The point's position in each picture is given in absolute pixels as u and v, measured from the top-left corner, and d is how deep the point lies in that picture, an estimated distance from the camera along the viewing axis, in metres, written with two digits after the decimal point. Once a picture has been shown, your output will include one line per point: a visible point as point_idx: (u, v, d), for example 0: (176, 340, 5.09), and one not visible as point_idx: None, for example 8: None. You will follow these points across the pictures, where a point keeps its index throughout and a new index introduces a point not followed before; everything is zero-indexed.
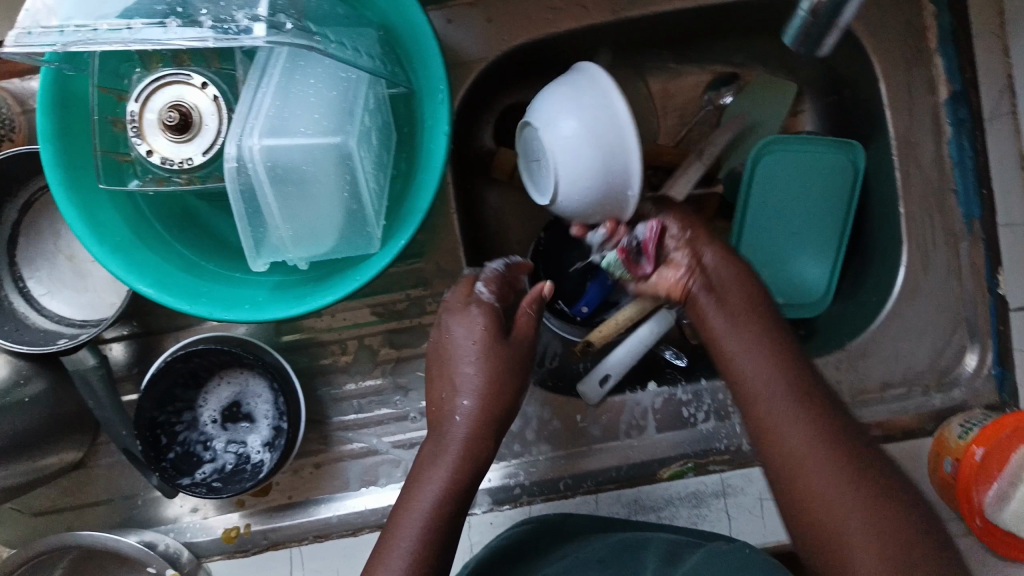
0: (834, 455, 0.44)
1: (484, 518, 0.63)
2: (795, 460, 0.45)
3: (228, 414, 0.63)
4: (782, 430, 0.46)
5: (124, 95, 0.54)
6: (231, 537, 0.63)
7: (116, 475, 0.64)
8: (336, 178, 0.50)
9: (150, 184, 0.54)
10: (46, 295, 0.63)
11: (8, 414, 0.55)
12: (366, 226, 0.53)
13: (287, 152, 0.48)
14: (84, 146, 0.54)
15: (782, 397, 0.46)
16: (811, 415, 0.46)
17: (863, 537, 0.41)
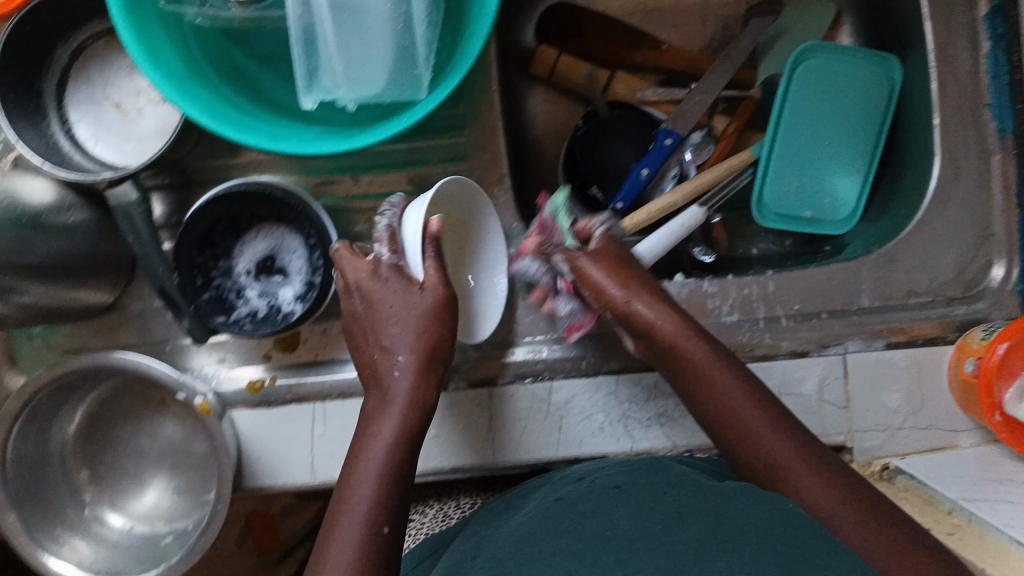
0: (798, 445, 0.51)
1: (505, 390, 0.64)
2: (764, 450, 0.51)
3: (263, 267, 0.63)
4: (746, 424, 0.52)
5: None
6: (256, 389, 0.64)
7: (149, 321, 0.66)
8: (391, 12, 0.51)
9: (206, 14, 0.57)
10: (91, 140, 0.63)
11: (53, 234, 0.54)
12: (416, 68, 0.53)
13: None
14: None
15: (748, 409, 0.53)
16: (780, 424, 0.52)
17: (822, 492, 0.48)
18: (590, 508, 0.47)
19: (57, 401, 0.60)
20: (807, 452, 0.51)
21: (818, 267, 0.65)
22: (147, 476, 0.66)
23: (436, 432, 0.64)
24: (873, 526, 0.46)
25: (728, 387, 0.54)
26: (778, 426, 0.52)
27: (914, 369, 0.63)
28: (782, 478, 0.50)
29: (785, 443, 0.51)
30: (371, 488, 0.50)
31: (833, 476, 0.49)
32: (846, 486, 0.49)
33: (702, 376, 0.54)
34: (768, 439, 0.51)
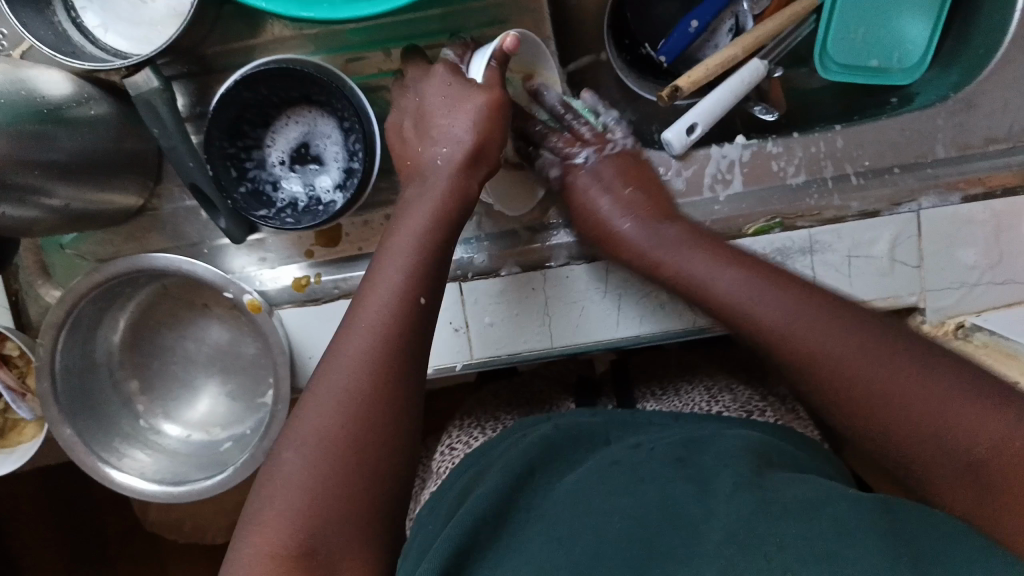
0: (884, 359, 0.42)
1: (560, 273, 0.60)
2: (855, 385, 0.42)
3: (297, 155, 0.60)
4: (815, 334, 0.45)
5: None
6: (301, 286, 0.61)
7: (181, 222, 0.62)
8: None
9: None
10: (101, 29, 0.58)
11: (75, 129, 0.51)
12: None
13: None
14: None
15: (727, 276, 0.50)
16: (756, 274, 0.49)
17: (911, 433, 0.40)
18: (645, 473, 0.43)
19: (99, 308, 0.58)
20: (798, 291, 0.47)
21: (888, 119, 0.61)
22: (197, 383, 0.63)
23: (491, 319, 0.61)
24: (898, 400, 0.41)
25: (703, 272, 0.51)
26: (784, 288, 0.48)
27: (993, 224, 0.59)
28: (818, 381, 0.44)
29: (783, 307, 0.46)
30: (351, 377, 0.43)
31: (851, 320, 0.45)
32: (871, 335, 0.43)
33: (692, 254, 0.53)
34: (762, 303, 0.47)
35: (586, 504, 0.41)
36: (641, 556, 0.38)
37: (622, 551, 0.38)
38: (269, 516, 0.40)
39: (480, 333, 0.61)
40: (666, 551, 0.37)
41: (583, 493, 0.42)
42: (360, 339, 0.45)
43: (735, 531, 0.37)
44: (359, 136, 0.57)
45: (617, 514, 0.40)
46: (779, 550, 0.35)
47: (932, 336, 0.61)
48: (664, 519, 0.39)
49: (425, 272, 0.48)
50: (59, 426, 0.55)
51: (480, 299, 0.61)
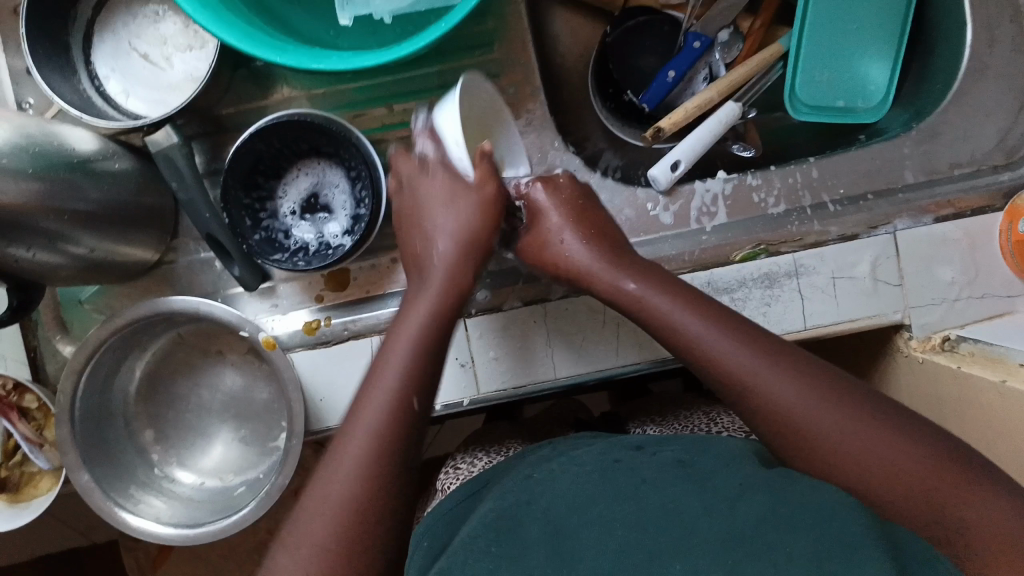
0: (861, 428, 0.44)
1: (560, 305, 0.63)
2: (814, 443, 0.45)
3: (308, 205, 0.65)
4: (775, 398, 0.47)
5: None
6: (312, 330, 0.64)
7: (197, 273, 0.66)
8: None
9: None
10: (123, 95, 0.64)
11: (102, 181, 0.55)
12: None
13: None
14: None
15: (750, 350, 0.49)
16: (749, 340, 0.49)
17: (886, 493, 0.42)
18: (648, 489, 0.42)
19: (118, 355, 0.60)
20: (788, 360, 0.48)
21: (859, 149, 0.65)
22: (211, 431, 0.65)
23: (496, 353, 0.63)
24: (896, 463, 0.42)
25: (703, 331, 0.50)
26: (774, 355, 0.48)
27: (967, 241, 0.63)
28: (807, 447, 0.45)
29: (770, 375, 0.47)
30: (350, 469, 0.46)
31: (836, 389, 0.46)
32: (859, 412, 0.45)
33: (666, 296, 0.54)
34: (743, 356, 0.48)
35: (592, 513, 0.41)
36: (636, 563, 0.37)
37: (616, 558, 0.38)
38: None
39: (486, 367, 0.63)
40: (666, 559, 0.37)
41: (580, 509, 0.42)
42: (385, 411, 0.48)
43: (743, 540, 0.36)
44: (366, 184, 0.62)
45: (615, 525, 0.40)
46: (788, 560, 0.35)
47: (920, 351, 0.63)
48: (674, 521, 0.39)
49: (428, 348, 0.51)
50: (76, 471, 0.56)
51: (485, 334, 0.63)
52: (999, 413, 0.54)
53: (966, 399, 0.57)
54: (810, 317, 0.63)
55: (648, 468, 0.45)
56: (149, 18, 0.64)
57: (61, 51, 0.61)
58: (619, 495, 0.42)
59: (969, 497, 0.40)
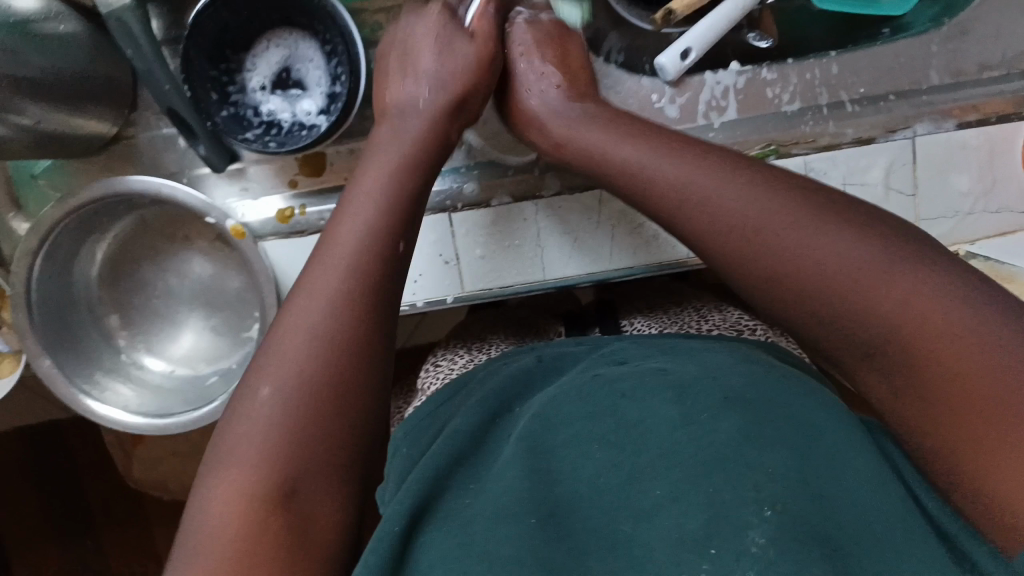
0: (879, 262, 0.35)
1: (555, 202, 0.59)
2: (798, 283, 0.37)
3: (279, 81, 0.59)
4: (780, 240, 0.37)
5: None
6: (286, 218, 0.59)
7: (160, 151, 0.60)
8: None
9: None
10: None
11: (49, 42, 0.49)
12: None
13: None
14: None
15: (733, 181, 0.40)
16: (788, 194, 0.38)
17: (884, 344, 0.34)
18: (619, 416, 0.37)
19: (77, 237, 0.56)
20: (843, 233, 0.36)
21: (884, 44, 0.60)
22: (181, 318, 0.62)
23: (482, 252, 0.60)
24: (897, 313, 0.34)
25: (716, 183, 0.40)
26: (814, 208, 0.38)
27: (988, 150, 0.59)
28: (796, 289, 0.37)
29: (812, 248, 0.36)
30: (305, 347, 0.39)
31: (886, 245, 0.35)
32: (907, 276, 0.34)
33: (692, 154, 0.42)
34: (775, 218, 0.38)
35: (554, 424, 0.38)
36: (609, 486, 0.35)
37: (594, 486, 0.35)
38: (208, 518, 0.36)
39: (471, 265, 0.60)
40: (644, 481, 0.34)
41: (552, 422, 0.38)
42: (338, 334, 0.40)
43: (711, 453, 0.34)
44: (343, 61, 0.56)
45: (589, 434, 0.37)
46: (765, 479, 0.33)
47: None
48: (654, 437, 0.36)
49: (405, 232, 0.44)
50: (37, 356, 0.53)
51: (472, 230, 0.59)
52: None
53: None
54: None
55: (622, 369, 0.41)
56: None
57: None
58: (581, 398, 0.39)
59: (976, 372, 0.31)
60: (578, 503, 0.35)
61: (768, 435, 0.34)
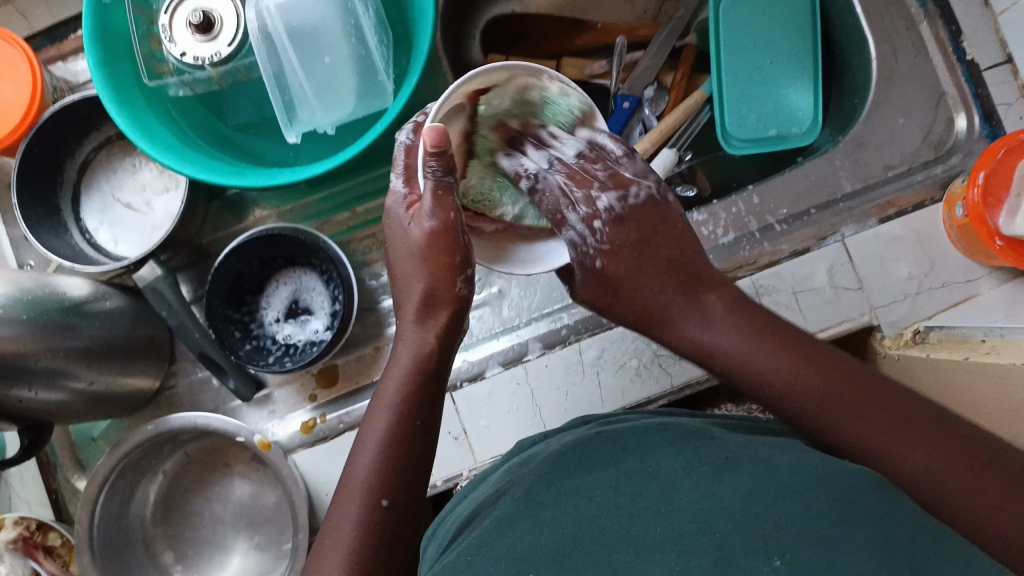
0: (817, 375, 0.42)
1: (540, 362, 0.66)
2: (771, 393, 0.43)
3: (290, 311, 0.69)
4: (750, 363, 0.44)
5: (154, 16, 0.65)
6: (309, 427, 0.66)
7: (198, 392, 0.70)
8: (341, 24, 0.59)
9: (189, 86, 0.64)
10: (113, 242, 0.70)
11: (96, 320, 0.60)
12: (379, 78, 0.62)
13: (299, 7, 0.58)
14: (120, 55, 0.62)
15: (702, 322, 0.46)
16: (732, 320, 0.45)
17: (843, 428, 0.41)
18: (653, 499, 0.40)
19: (129, 482, 0.63)
20: (803, 367, 0.43)
21: (793, 169, 0.69)
22: (228, 543, 0.67)
23: (486, 421, 0.65)
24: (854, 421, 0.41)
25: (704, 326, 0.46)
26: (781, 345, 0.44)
27: (914, 236, 0.65)
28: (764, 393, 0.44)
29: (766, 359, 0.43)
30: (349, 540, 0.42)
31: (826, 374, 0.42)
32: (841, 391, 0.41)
33: (685, 306, 0.47)
34: (779, 367, 0.43)
35: (585, 497, 0.41)
36: (619, 533, 0.38)
37: (603, 528, 0.39)
38: None
39: (478, 435, 0.65)
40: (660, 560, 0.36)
41: (569, 497, 0.42)
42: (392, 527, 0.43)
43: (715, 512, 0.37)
44: (338, 283, 0.66)
45: (600, 520, 0.40)
46: (777, 531, 0.35)
47: (894, 348, 0.64)
48: (692, 496, 0.39)
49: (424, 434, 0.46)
50: None
51: (473, 404, 0.66)
52: (972, 391, 0.54)
53: (942, 386, 0.58)
54: None
55: (661, 429, 0.47)
56: (129, 170, 0.72)
57: (53, 211, 0.68)
58: (616, 466, 0.44)
59: (913, 446, 0.39)
60: (592, 548, 0.38)
61: (788, 479, 0.38)
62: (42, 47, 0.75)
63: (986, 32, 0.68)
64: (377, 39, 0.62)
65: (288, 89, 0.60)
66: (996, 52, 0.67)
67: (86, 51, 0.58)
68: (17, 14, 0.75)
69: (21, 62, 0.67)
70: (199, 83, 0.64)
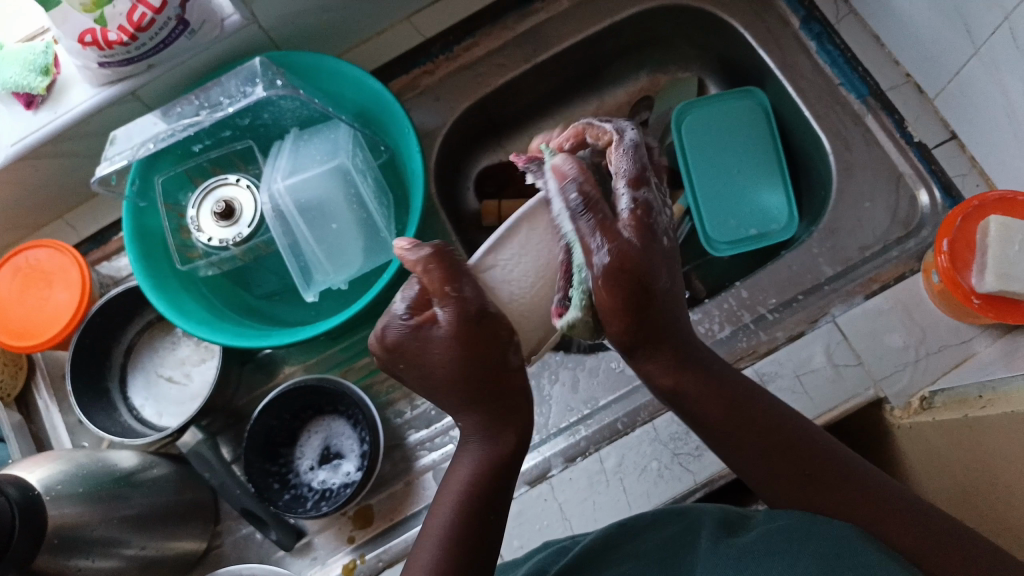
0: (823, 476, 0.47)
1: (563, 475, 0.68)
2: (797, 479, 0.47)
3: (323, 457, 0.72)
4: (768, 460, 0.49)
5: (183, 211, 0.74)
6: (349, 569, 0.68)
7: (243, 547, 0.72)
8: (343, 193, 0.67)
9: (217, 266, 0.72)
10: (157, 414, 0.76)
11: (145, 487, 0.65)
12: (382, 234, 0.69)
13: (305, 186, 0.66)
14: (155, 248, 0.70)
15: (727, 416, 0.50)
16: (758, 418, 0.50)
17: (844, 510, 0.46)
18: None
19: None
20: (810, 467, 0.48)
21: (775, 262, 0.73)
22: None
23: (520, 541, 0.67)
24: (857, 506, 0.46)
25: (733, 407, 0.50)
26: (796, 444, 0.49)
27: (900, 307, 0.69)
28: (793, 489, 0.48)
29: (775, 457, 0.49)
30: None
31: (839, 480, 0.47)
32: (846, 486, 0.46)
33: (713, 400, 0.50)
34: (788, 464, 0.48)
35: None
36: None
37: None
38: None
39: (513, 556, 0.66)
40: None
41: None
42: None
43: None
44: (364, 425, 0.70)
45: None
46: None
47: (905, 418, 0.66)
48: None
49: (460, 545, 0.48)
50: None
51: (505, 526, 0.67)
52: (975, 448, 0.56)
53: (953, 447, 0.59)
54: None
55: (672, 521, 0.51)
56: (169, 346, 0.79)
57: (103, 393, 0.75)
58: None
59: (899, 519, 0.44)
60: None
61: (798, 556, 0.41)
62: (89, 251, 0.84)
63: (927, 115, 0.74)
64: (377, 201, 0.70)
65: (303, 256, 0.67)
66: (939, 130, 0.73)
67: (127, 249, 0.67)
68: (67, 227, 0.85)
69: (72, 266, 0.75)
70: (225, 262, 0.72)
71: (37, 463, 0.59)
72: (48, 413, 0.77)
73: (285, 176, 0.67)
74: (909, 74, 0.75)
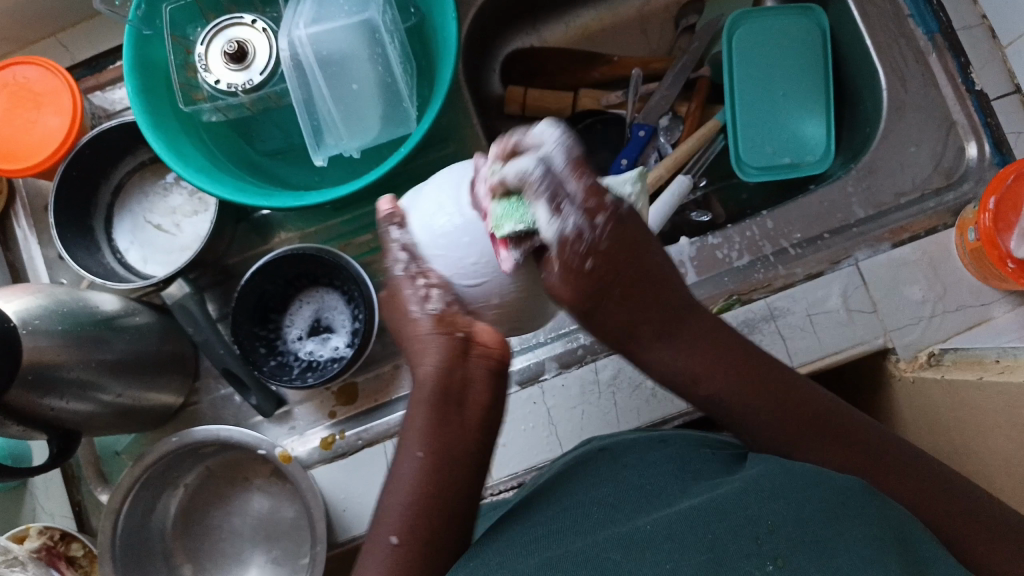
0: (804, 420, 0.48)
1: (557, 381, 0.67)
2: (771, 437, 0.48)
3: (313, 328, 0.70)
4: (759, 417, 0.48)
5: (190, 47, 0.67)
6: (328, 444, 0.67)
7: (220, 407, 0.71)
8: (368, 51, 0.61)
9: (221, 113, 0.66)
10: (142, 261, 0.72)
11: (126, 333, 0.62)
12: (403, 103, 0.64)
13: (328, 37, 0.60)
14: (157, 83, 0.64)
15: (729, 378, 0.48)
16: (720, 366, 0.49)
17: (822, 459, 0.47)
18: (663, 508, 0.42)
19: (152, 492, 0.64)
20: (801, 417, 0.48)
21: (807, 195, 0.70)
22: (246, 556, 0.67)
23: (503, 438, 0.66)
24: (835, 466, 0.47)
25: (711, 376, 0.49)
26: (782, 401, 0.48)
27: (925, 259, 0.66)
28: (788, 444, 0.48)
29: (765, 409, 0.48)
30: None
31: (837, 435, 0.47)
32: (832, 441, 0.47)
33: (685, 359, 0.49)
34: (768, 415, 0.48)
35: (590, 502, 0.45)
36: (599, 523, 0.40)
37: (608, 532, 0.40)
38: None
39: (495, 453, 0.66)
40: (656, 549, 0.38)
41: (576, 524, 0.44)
42: (423, 509, 0.44)
43: (723, 512, 0.38)
44: (359, 302, 0.68)
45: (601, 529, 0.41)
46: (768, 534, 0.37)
47: (909, 371, 0.65)
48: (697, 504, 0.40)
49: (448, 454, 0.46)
50: None
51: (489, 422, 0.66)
52: (982, 411, 0.55)
53: (956, 406, 0.58)
54: (797, 357, 0.66)
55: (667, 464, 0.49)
56: (161, 192, 0.74)
57: (87, 232, 0.71)
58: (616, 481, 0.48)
59: (919, 490, 0.45)
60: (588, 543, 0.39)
61: (782, 481, 0.41)
62: (83, 77, 0.78)
63: (995, 62, 0.69)
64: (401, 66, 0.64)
65: (316, 114, 0.62)
66: (1004, 82, 0.69)
67: (126, 79, 0.62)
68: (59, 47, 0.79)
69: (64, 93, 0.70)
70: (230, 110, 0.67)
71: (15, 293, 0.56)
72: (27, 243, 0.73)
73: (308, 22, 0.60)
74: (985, 16, 0.70)
